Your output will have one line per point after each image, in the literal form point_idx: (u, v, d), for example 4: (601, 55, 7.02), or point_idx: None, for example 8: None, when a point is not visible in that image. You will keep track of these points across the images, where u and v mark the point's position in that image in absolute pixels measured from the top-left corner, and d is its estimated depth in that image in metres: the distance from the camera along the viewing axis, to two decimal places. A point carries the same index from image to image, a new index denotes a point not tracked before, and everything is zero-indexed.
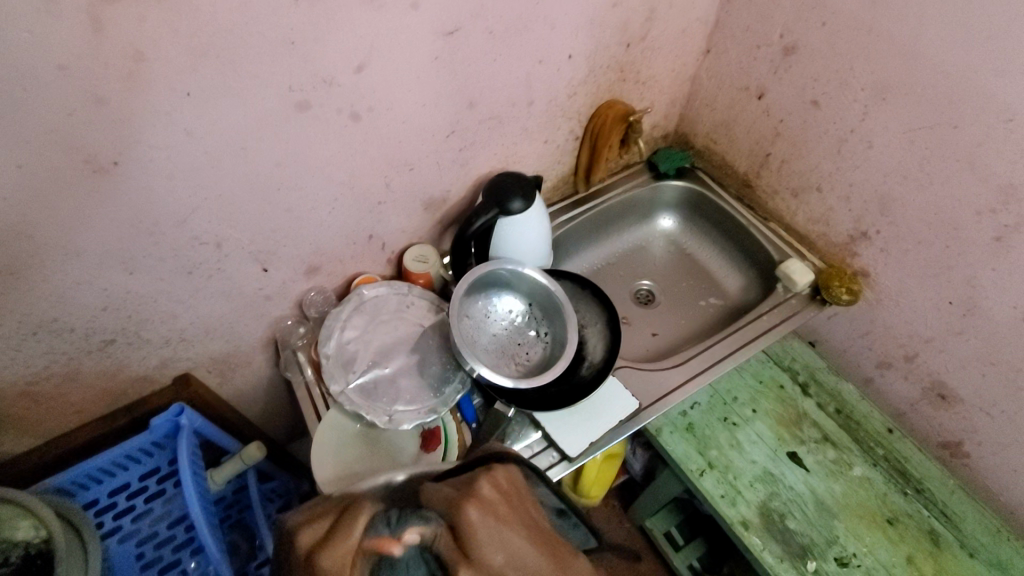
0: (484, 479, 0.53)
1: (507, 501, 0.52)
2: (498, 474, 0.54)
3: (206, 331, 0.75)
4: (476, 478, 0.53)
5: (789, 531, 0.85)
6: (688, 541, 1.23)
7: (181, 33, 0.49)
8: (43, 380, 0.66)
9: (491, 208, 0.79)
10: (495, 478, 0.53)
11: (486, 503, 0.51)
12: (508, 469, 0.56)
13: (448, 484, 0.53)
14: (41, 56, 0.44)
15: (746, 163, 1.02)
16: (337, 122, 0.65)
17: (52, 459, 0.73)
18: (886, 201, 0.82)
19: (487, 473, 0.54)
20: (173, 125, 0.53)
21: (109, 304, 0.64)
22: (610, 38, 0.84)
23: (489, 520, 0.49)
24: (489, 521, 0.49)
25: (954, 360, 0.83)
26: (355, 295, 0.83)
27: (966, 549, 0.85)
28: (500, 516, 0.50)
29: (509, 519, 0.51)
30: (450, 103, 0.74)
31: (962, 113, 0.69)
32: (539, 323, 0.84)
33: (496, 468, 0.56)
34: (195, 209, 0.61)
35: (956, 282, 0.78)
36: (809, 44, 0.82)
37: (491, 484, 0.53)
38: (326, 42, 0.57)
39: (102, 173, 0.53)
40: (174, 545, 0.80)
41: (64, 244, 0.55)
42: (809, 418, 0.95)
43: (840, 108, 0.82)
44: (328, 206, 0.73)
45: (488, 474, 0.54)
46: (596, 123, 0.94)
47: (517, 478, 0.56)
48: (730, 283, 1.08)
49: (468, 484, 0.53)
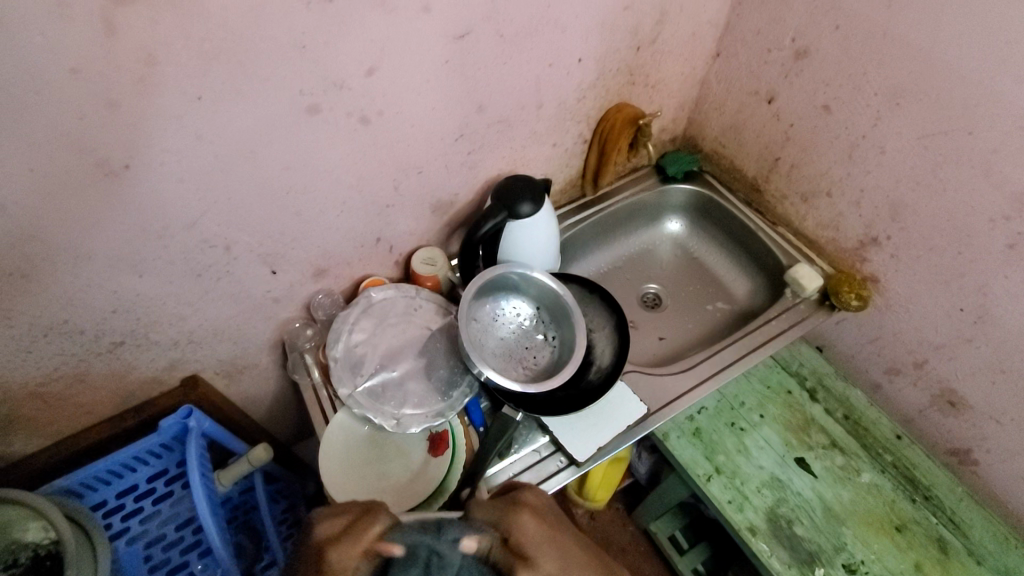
0: (530, 496, 0.61)
1: (548, 513, 0.59)
2: (539, 492, 0.62)
3: (215, 333, 0.75)
4: (522, 495, 0.60)
5: (797, 538, 0.85)
6: (693, 545, 1.23)
7: (194, 36, 0.48)
8: (52, 381, 0.66)
9: (500, 211, 0.79)
10: (537, 493, 0.62)
11: (540, 514, 0.57)
12: (540, 491, 0.64)
13: (495, 502, 0.59)
14: (55, 59, 0.44)
15: (755, 167, 1.02)
16: (348, 125, 0.65)
17: (62, 459, 0.73)
18: (897, 206, 0.82)
19: (528, 491, 0.62)
20: (184, 128, 0.53)
21: (119, 306, 0.64)
22: (620, 41, 0.83)
23: (543, 526, 0.56)
24: (543, 525, 0.56)
25: (964, 367, 0.83)
26: (363, 298, 0.83)
27: (975, 557, 0.84)
28: (549, 521, 0.57)
29: (556, 526, 0.57)
30: (460, 107, 0.74)
31: (974, 119, 0.69)
32: (547, 326, 0.84)
33: (533, 489, 0.63)
34: (205, 212, 0.61)
35: (967, 289, 0.78)
36: (821, 48, 0.82)
37: (535, 501, 0.60)
38: (338, 45, 0.57)
39: (113, 176, 0.53)
40: (183, 547, 0.81)
41: (75, 246, 0.55)
42: (817, 423, 0.94)
43: (851, 112, 0.82)
44: (337, 209, 0.73)
45: (529, 493, 0.61)
46: (605, 126, 0.94)
47: (549, 499, 0.63)
48: (738, 287, 1.07)
49: (513, 498, 0.60)
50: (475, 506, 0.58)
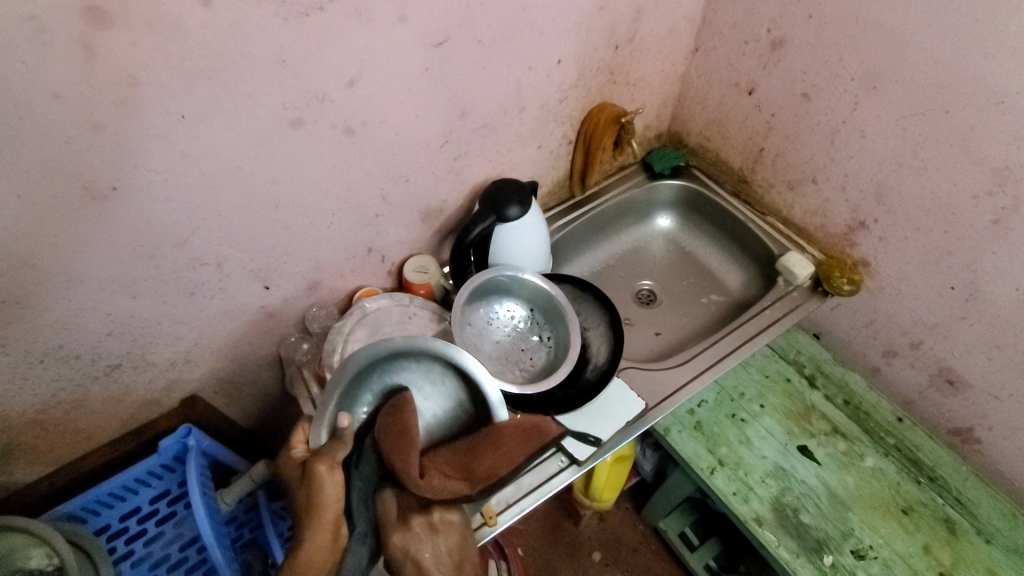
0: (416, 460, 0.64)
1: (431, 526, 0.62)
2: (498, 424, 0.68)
3: (211, 352, 0.76)
4: (429, 470, 0.64)
5: (804, 526, 0.85)
6: (703, 541, 1.22)
7: (174, 56, 0.49)
8: (50, 408, 0.66)
9: (489, 215, 0.80)
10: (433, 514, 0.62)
11: (449, 486, 0.64)
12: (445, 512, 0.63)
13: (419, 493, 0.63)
14: (36, 85, 0.45)
15: (740, 158, 1.02)
16: (332, 137, 0.65)
17: (61, 487, 0.73)
18: (881, 189, 0.82)
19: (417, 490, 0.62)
20: (169, 147, 0.54)
21: (113, 329, 0.64)
22: (597, 41, 0.84)
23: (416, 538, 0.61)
24: (430, 536, 0.61)
25: (959, 345, 0.83)
26: (357, 308, 0.83)
27: (982, 536, 0.84)
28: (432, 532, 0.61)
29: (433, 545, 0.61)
30: (443, 114, 0.74)
31: (951, 98, 0.69)
32: (542, 327, 0.85)
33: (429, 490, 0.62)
34: (194, 230, 0.62)
35: (957, 267, 0.78)
36: (796, 37, 0.83)
37: (442, 475, 0.64)
38: (316, 59, 0.58)
39: (101, 199, 0.53)
40: (187, 567, 0.81)
41: (66, 271, 0.56)
42: (818, 410, 0.94)
43: (829, 99, 0.83)
44: (327, 221, 0.74)
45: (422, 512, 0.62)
46: (588, 126, 0.95)
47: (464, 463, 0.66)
48: (732, 278, 1.08)
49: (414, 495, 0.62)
50: (386, 500, 0.62)
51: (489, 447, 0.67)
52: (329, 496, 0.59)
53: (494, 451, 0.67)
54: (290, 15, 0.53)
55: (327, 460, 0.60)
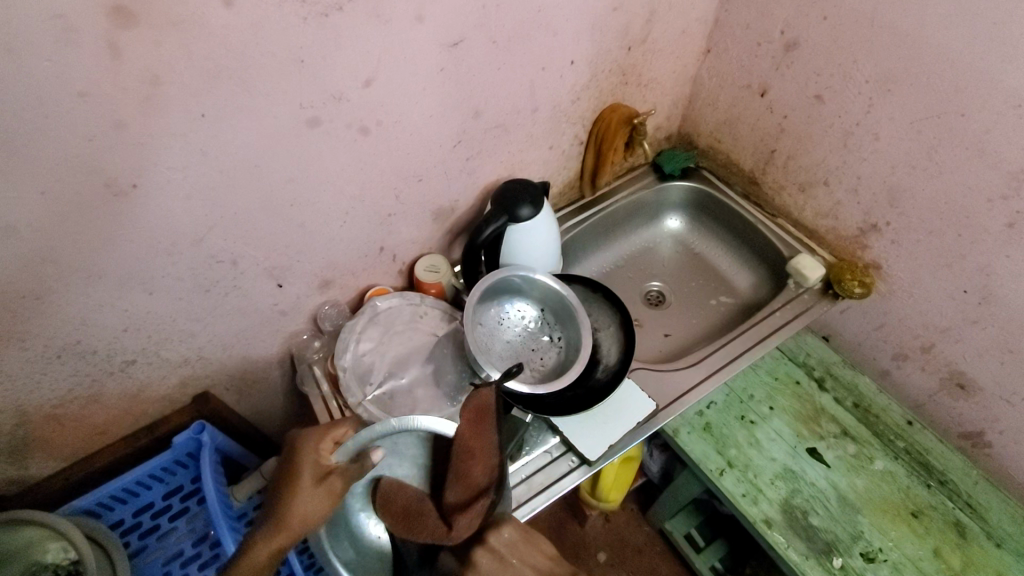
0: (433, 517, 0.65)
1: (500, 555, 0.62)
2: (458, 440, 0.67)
3: (225, 349, 0.76)
4: (450, 516, 0.64)
5: (813, 528, 0.84)
6: (710, 542, 1.22)
7: (196, 55, 0.50)
8: (66, 403, 0.67)
9: (501, 215, 0.80)
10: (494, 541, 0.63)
11: (471, 513, 0.64)
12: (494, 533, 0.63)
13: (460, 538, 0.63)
14: (62, 83, 0.45)
15: (751, 161, 1.03)
16: (348, 136, 0.66)
17: (78, 479, 0.74)
18: (894, 191, 0.82)
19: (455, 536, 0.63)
20: (188, 146, 0.54)
21: (129, 325, 0.64)
22: (611, 43, 0.85)
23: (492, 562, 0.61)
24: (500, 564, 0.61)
25: (971, 349, 0.83)
26: (369, 307, 0.84)
27: (993, 540, 0.84)
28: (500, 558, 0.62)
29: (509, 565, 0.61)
30: (457, 114, 0.75)
31: (966, 101, 0.69)
32: (552, 328, 0.85)
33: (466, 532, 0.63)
34: (211, 228, 0.62)
35: (970, 270, 0.78)
36: (810, 39, 0.83)
37: (463, 513, 0.64)
38: (335, 59, 0.58)
39: (121, 196, 0.54)
40: (200, 562, 0.80)
41: (85, 267, 0.56)
42: (828, 412, 0.94)
43: (843, 101, 0.83)
44: (341, 220, 0.74)
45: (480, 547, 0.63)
46: (600, 127, 0.95)
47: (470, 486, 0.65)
48: (741, 280, 1.08)
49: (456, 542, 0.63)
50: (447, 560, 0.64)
51: (466, 459, 0.66)
52: (313, 513, 0.64)
53: (477, 459, 0.66)
54: (310, 15, 0.54)
55: (344, 478, 0.65)
